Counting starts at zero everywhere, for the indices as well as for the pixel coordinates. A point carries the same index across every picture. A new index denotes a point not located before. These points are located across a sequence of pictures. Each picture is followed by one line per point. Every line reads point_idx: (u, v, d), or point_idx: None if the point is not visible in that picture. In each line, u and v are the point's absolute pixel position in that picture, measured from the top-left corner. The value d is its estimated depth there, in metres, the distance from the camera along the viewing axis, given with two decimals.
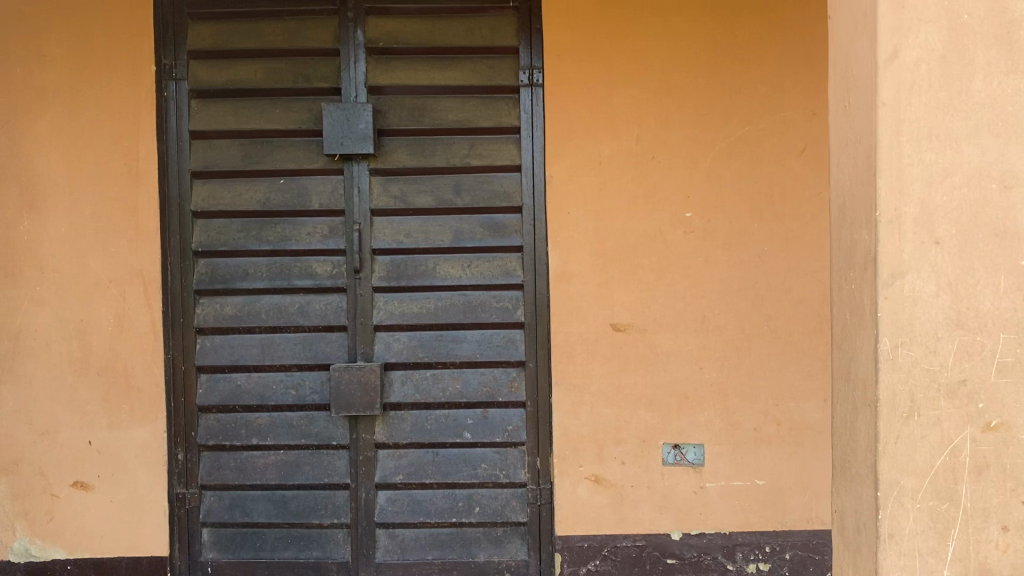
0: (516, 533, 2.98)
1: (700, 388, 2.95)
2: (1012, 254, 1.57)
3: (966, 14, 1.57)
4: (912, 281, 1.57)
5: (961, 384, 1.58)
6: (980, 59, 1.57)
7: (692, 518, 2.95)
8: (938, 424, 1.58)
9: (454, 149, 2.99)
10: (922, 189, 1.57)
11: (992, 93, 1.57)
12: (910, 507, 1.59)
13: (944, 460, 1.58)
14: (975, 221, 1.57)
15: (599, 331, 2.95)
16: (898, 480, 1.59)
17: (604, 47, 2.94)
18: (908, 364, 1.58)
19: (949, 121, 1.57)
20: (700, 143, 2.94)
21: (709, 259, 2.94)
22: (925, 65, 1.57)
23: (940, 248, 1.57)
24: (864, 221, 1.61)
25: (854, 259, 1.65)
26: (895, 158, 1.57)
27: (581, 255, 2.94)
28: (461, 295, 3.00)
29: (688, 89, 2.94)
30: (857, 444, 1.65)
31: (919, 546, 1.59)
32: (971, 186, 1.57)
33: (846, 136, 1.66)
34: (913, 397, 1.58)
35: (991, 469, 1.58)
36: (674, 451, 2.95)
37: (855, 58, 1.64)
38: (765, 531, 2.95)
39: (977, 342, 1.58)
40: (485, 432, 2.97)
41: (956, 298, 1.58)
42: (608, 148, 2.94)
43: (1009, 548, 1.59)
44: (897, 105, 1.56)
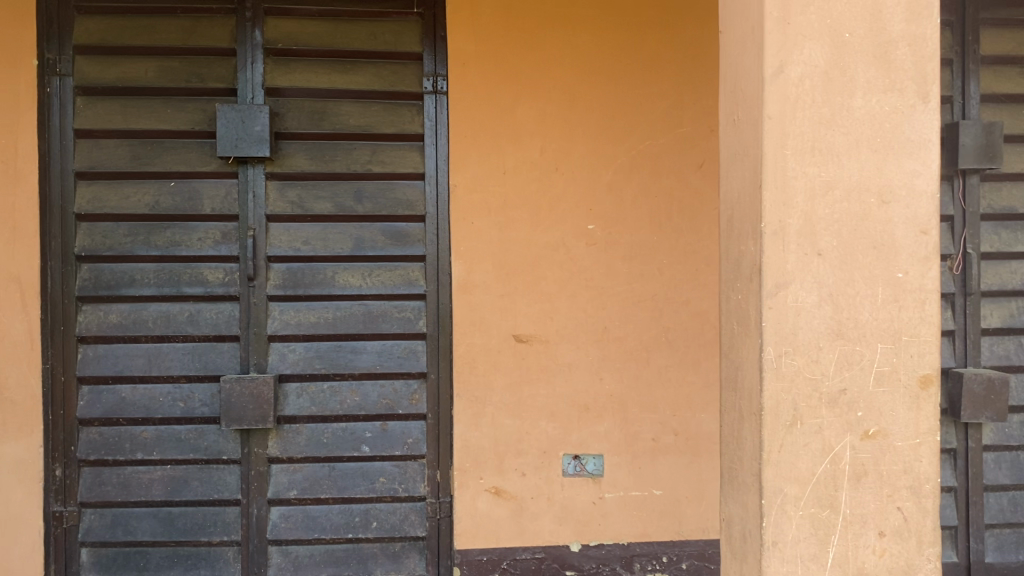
0: (414, 547, 2.92)
1: (600, 399, 2.96)
2: (890, 265, 1.59)
3: (847, 33, 1.59)
4: (796, 292, 1.57)
5: (842, 393, 1.58)
6: (861, 77, 1.59)
7: (590, 529, 2.96)
8: (820, 433, 1.58)
9: (355, 155, 2.92)
10: (805, 202, 1.57)
11: (872, 109, 1.59)
12: (793, 515, 1.58)
13: (825, 468, 1.58)
14: (856, 233, 1.58)
15: (501, 341, 2.93)
16: (781, 488, 1.58)
17: (507, 57, 2.93)
18: (791, 373, 1.57)
19: (832, 136, 1.58)
20: (601, 156, 2.96)
21: (610, 271, 2.96)
22: (809, 80, 1.58)
23: (823, 259, 1.58)
24: (751, 232, 1.61)
25: (740, 270, 1.65)
26: (779, 171, 1.57)
27: (483, 265, 2.92)
28: (361, 305, 2.92)
29: (589, 103, 2.95)
30: (743, 452, 1.64)
31: (802, 553, 1.58)
32: (851, 200, 1.58)
33: (735, 149, 1.67)
34: (796, 405, 1.57)
35: (870, 476, 1.58)
36: (574, 461, 2.95)
37: (743, 72, 1.65)
38: (662, 541, 2.97)
39: (857, 351, 1.59)
40: (384, 445, 2.91)
41: (837, 308, 1.58)
42: (512, 158, 2.93)
43: (886, 554, 1.59)
44: (783, 118, 1.57)
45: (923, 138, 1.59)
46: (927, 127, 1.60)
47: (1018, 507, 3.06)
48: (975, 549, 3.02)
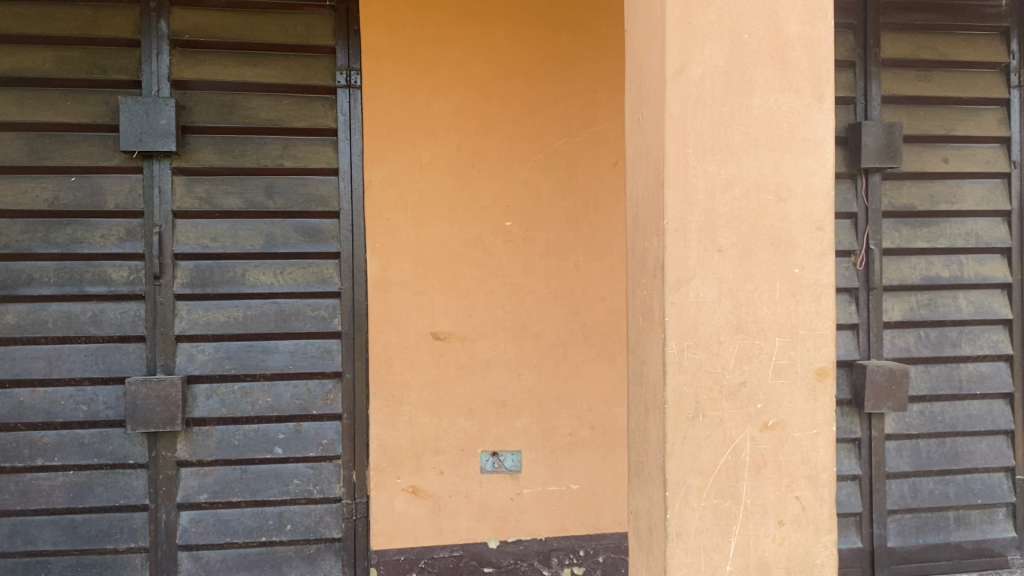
0: (330, 549, 2.87)
1: (518, 395, 2.96)
2: (786, 261, 1.62)
3: (746, 33, 1.62)
4: (697, 288, 1.59)
5: (741, 385, 1.61)
6: (759, 77, 1.62)
7: (508, 525, 2.96)
8: (720, 425, 1.60)
9: (266, 150, 2.86)
10: (706, 199, 1.59)
11: (769, 110, 1.62)
12: (696, 505, 1.59)
13: (726, 459, 1.60)
14: (754, 230, 1.61)
15: (417, 339, 2.91)
16: (684, 480, 1.59)
17: (422, 53, 2.91)
18: (693, 366, 1.59)
19: (731, 135, 1.60)
20: (518, 153, 2.96)
21: (527, 268, 2.97)
22: (709, 80, 1.60)
23: (722, 256, 1.60)
24: (654, 230, 1.62)
25: (645, 266, 1.67)
26: (681, 169, 1.59)
27: (399, 263, 2.90)
28: (273, 303, 2.86)
29: (505, 100, 2.95)
30: (649, 446, 1.66)
31: (704, 544, 1.60)
32: (750, 198, 1.61)
33: (640, 147, 1.69)
34: (698, 398, 1.59)
35: (769, 467, 1.62)
36: (492, 458, 2.95)
37: (647, 71, 1.67)
38: (579, 535, 3.00)
39: (756, 345, 1.61)
40: (298, 446, 2.85)
41: (736, 303, 1.61)
42: (428, 154, 2.92)
43: (785, 542, 1.62)
44: (684, 117, 1.59)
45: (818, 138, 1.63)
46: (822, 127, 1.64)
47: (918, 493, 3.19)
48: (878, 534, 3.14)
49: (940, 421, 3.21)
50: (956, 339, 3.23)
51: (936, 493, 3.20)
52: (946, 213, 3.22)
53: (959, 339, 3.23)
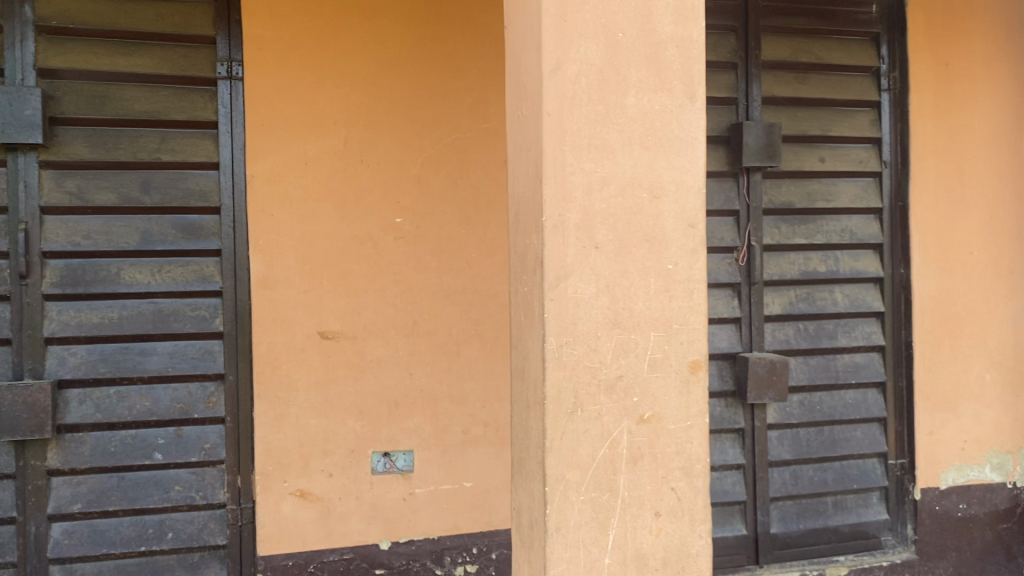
0: (214, 556, 2.78)
1: (409, 394, 2.93)
2: (661, 257, 1.65)
3: (620, 32, 1.63)
4: (575, 284, 1.60)
5: (618, 380, 1.63)
6: (633, 76, 1.64)
7: (400, 526, 2.92)
8: (598, 419, 1.62)
9: (141, 143, 2.74)
10: (582, 196, 1.60)
11: (644, 109, 1.64)
12: (575, 500, 1.60)
13: (604, 453, 1.62)
14: (630, 227, 1.63)
15: (304, 339, 2.84)
16: (563, 474, 1.60)
17: (306, 46, 2.84)
18: (571, 362, 1.60)
19: (606, 133, 1.62)
20: (407, 148, 2.93)
21: (417, 265, 2.93)
22: (585, 77, 1.61)
23: (600, 252, 1.62)
24: (533, 226, 1.63)
25: (526, 263, 1.67)
26: (558, 166, 1.59)
27: (284, 260, 2.83)
28: (151, 303, 2.75)
29: (392, 95, 2.91)
30: (530, 441, 1.66)
31: (583, 537, 1.61)
32: (625, 195, 1.63)
33: (520, 143, 1.69)
34: (576, 393, 1.60)
35: (645, 459, 1.64)
36: (383, 458, 2.91)
37: (526, 67, 1.67)
38: (472, 533, 2.99)
39: (633, 340, 1.64)
40: (179, 451, 2.75)
41: (613, 298, 1.62)
42: (314, 149, 2.85)
43: (661, 533, 1.65)
44: (561, 114, 1.60)
45: (690, 137, 1.67)
46: (694, 126, 1.67)
47: (799, 480, 3.31)
48: (761, 521, 3.26)
49: (818, 410, 3.35)
50: (833, 331, 3.37)
51: (816, 480, 3.33)
52: (823, 210, 3.36)
53: (836, 332, 3.37)
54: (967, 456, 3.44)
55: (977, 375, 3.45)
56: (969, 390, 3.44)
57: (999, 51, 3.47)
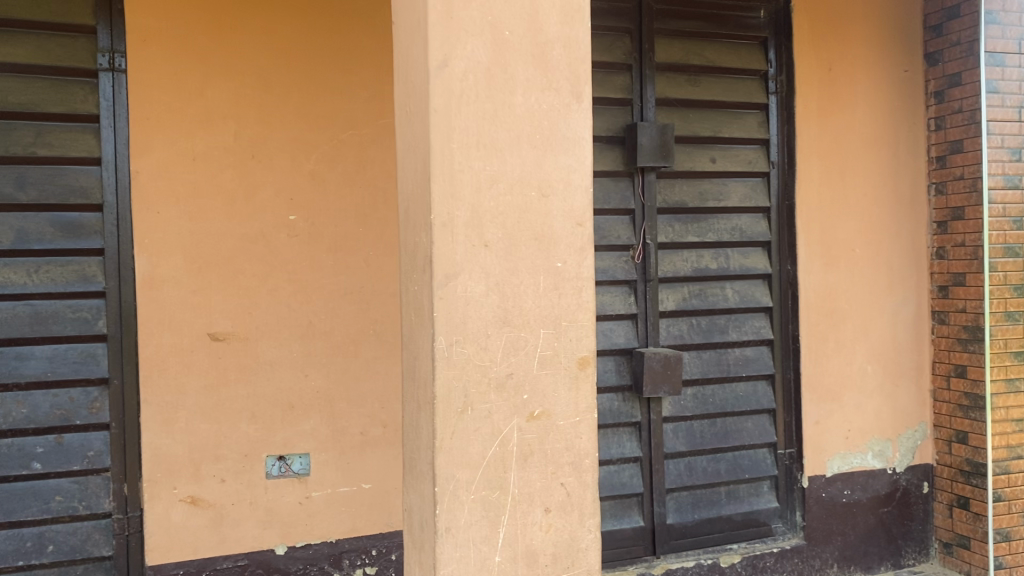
0: (99, 568, 2.68)
1: (305, 396, 2.87)
2: (550, 255, 1.67)
3: (507, 31, 1.64)
4: (464, 282, 1.60)
5: (508, 378, 1.63)
6: (520, 75, 1.65)
7: (296, 530, 2.86)
8: (489, 417, 1.62)
9: (16, 137, 2.60)
10: (471, 194, 1.60)
11: (531, 107, 1.65)
12: (465, 499, 1.60)
13: (494, 451, 1.62)
14: (519, 225, 1.64)
15: (193, 340, 2.75)
16: (453, 474, 1.60)
17: (193, 37, 2.75)
18: (461, 361, 1.60)
19: (494, 131, 1.62)
20: (301, 145, 2.87)
21: (312, 263, 2.88)
22: (472, 75, 1.61)
23: (489, 250, 1.62)
24: (422, 224, 1.62)
25: (415, 261, 1.66)
26: (446, 164, 1.59)
27: (172, 259, 2.73)
28: (28, 305, 2.62)
29: (284, 90, 2.85)
30: (421, 441, 1.65)
31: (474, 536, 1.61)
32: (514, 193, 1.64)
33: (408, 140, 1.68)
34: (466, 392, 1.60)
35: (535, 456, 1.65)
36: (278, 462, 2.84)
37: (413, 64, 1.65)
38: (371, 535, 2.95)
39: (522, 337, 1.64)
40: (60, 460, 2.64)
41: (503, 297, 1.63)
42: (203, 144, 2.77)
43: (551, 529, 1.67)
44: (448, 112, 1.59)
45: (577, 136, 1.69)
46: (581, 126, 1.69)
47: (693, 471, 3.40)
48: (658, 512, 3.33)
49: (711, 402, 3.44)
50: (724, 326, 3.47)
51: (709, 470, 3.43)
52: (714, 209, 3.46)
53: (727, 327, 3.47)
54: (850, 444, 3.60)
55: (858, 367, 3.62)
56: (851, 381, 3.61)
57: (877, 58, 3.64)
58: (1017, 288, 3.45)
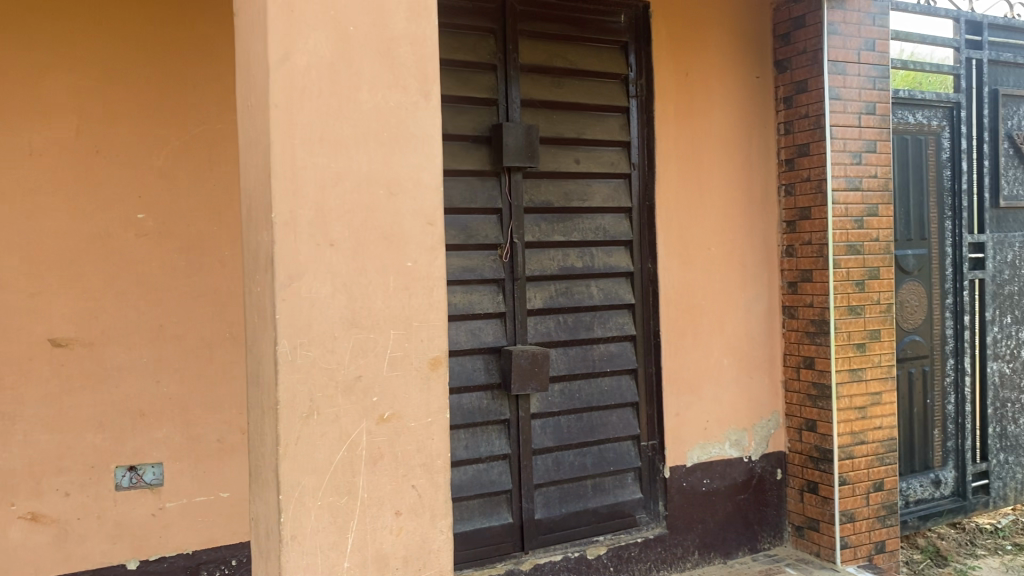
0: None
1: (156, 403, 2.75)
2: (399, 255, 1.65)
3: (351, 26, 1.61)
4: (308, 284, 1.57)
5: (357, 380, 1.61)
6: (365, 72, 1.62)
7: (149, 543, 2.73)
8: (336, 421, 1.59)
9: None
10: (314, 192, 1.57)
11: (377, 104, 1.63)
12: (311, 506, 1.57)
13: (341, 456, 1.59)
14: (366, 224, 1.62)
15: (32, 347, 2.59)
16: (299, 480, 1.56)
17: (28, 24, 2.58)
18: (306, 364, 1.56)
19: (339, 128, 1.59)
20: (150, 140, 2.74)
21: (163, 264, 2.76)
22: (314, 71, 1.58)
23: (334, 250, 1.59)
24: (264, 224, 1.57)
25: (258, 261, 1.61)
26: (288, 162, 1.55)
27: (7, 260, 2.56)
28: None
29: (131, 82, 2.71)
30: (265, 448, 1.60)
31: (321, 543, 1.58)
32: (360, 191, 1.61)
33: (251, 137, 1.63)
34: (312, 397, 1.57)
35: (385, 459, 1.63)
36: (128, 473, 2.71)
37: (254, 58, 1.60)
38: (230, 545, 2.85)
39: (370, 339, 1.62)
40: None
41: (350, 298, 1.60)
42: (40, 138, 2.60)
43: (402, 532, 1.65)
44: (289, 108, 1.56)
45: (425, 134, 1.68)
46: (430, 123, 1.68)
47: (560, 466, 3.45)
48: (526, 508, 3.36)
49: (577, 398, 3.50)
50: (589, 323, 3.53)
51: (576, 465, 3.48)
52: (580, 209, 3.51)
53: (592, 323, 3.54)
54: (709, 435, 3.75)
55: (716, 361, 3.77)
56: (709, 374, 3.75)
57: (731, 64, 3.80)
58: (858, 283, 3.71)
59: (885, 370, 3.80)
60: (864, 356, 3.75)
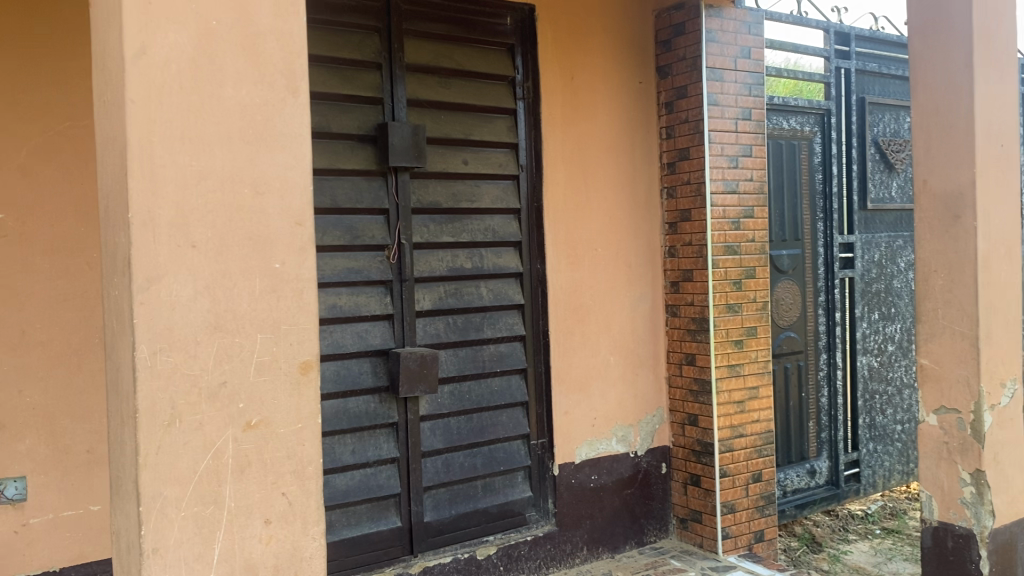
0: None
1: (19, 414, 2.60)
2: (265, 256, 1.62)
3: (213, 20, 1.58)
4: (169, 286, 1.52)
5: (221, 386, 1.57)
6: (229, 67, 1.59)
7: (11, 563, 2.58)
8: (199, 429, 1.55)
9: None
10: (174, 192, 1.53)
11: (241, 100, 1.60)
12: (174, 517, 1.52)
13: (206, 465, 1.55)
14: (230, 225, 1.58)
15: None
16: (160, 491, 1.51)
17: None
18: (167, 370, 1.51)
19: (201, 125, 1.55)
20: (11, 135, 2.58)
21: (26, 266, 2.61)
22: (174, 65, 1.54)
23: (196, 251, 1.55)
24: (121, 224, 1.52)
25: (115, 263, 1.55)
26: (146, 159, 1.51)
27: None
28: None
29: None
30: (125, 458, 1.54)
31: (185, 555, 1.53)
32: (223, 191, 1.58)
33: (106, 133, 1.57)
34: (173, 404, 1.52)
35: (253, 467, 1.60)
36: None
37: (110, 51, 1.54)
38: (101, 560, 2.73)
39: (236, 343, 1.59)
40: None
41: (214, 300, 1.57)
42: None
43: (272, 540, 1.62)
44: (147, 103, 1.51)
45: (292, 133, 1.65)
46: (297, 122, 1.66)
47: (450, 468, 3.44)
48: (415, 511, 3.33)
49: (467, 399, 3.50)
50: (479, 324, 3.53)
51: (466, 466, 3.48)
52: (469, 210, 3.51)
53: (482, 324, 3.54)
54: (596, 432, 3.81)
55: (602, 359, 3.84)
56: (596, 372, 3.82)
57: (615, 68, 3.88)
58: (736, 283, 3.85)
59: (762, 365, 3.96)
60: (742, 352, 3.89)
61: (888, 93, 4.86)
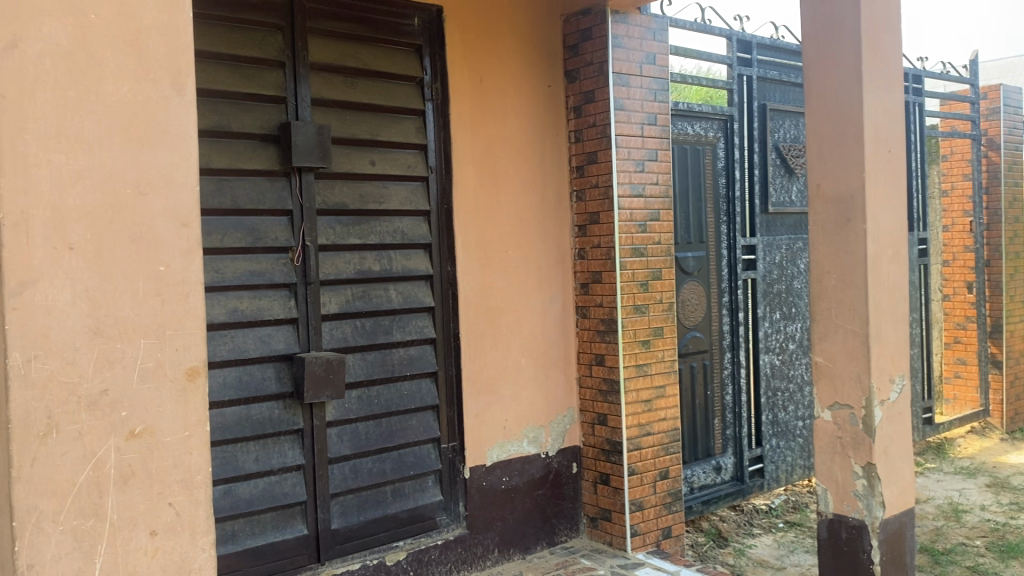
0: None
1: None
2: (149, 259, 1.57)
3: (91, 13, 1.53)
4: (44, 290, 1.47)
5: (102, 395, 1.51)
6: (109, 63, 1.54)
7: None
8: (79, 439, 1.49)
9: None
10: (50, 192, 1.48)
11: (123, 97, 1.55)
12: (51, 531, 1.46)
13: (86, 476, 1.50)
14: (111, 226, 1.53)
15: None
16: (36, 505, 1.45)
17: None
18: (42, 378, 1.46)
19: (78, 123, 1.50)
20: None
21: None
22: (49, 59, 1.48)
23: (74, 254, 1.50)
24: None
25: None
26: (18, 158, 1.45)
27: None
28: None
29: None
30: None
31: (63, 571, 1.48)
32: (103, 191, 1.53)
33: None
34: (50, 414, 1.46)
35: (137, 477, 1.55)
36: None
37: None
38: None
39: (117, 349, 1.53)
40: None
41: (93, 305, 1.51)
42: None
43: (158, 553, 1.57)
44: (19, 100, 1.45)
45: (178, 131, 1.61)
46: (183, 120, 1.62)
47: (358, 474, 3.39)
48: (322, 518, 3.26)
49: (375, 403, 3.45)
50: (388, 327, 3.49)
51: (375, 471, 3.43)
52: (376, 212, 3.46)
53: (391, 327, 3.50)
54: (507, 434, 3.82)
55: (513, 361, 3.85)
56: (507, 374, 3.83)
57: (524, 71, 3.90)
58: (643, 284, 3.93)
59: (669, 364, 4.05)
60: (649, 352, 3.96)
61: (788, 100, 5.03)
